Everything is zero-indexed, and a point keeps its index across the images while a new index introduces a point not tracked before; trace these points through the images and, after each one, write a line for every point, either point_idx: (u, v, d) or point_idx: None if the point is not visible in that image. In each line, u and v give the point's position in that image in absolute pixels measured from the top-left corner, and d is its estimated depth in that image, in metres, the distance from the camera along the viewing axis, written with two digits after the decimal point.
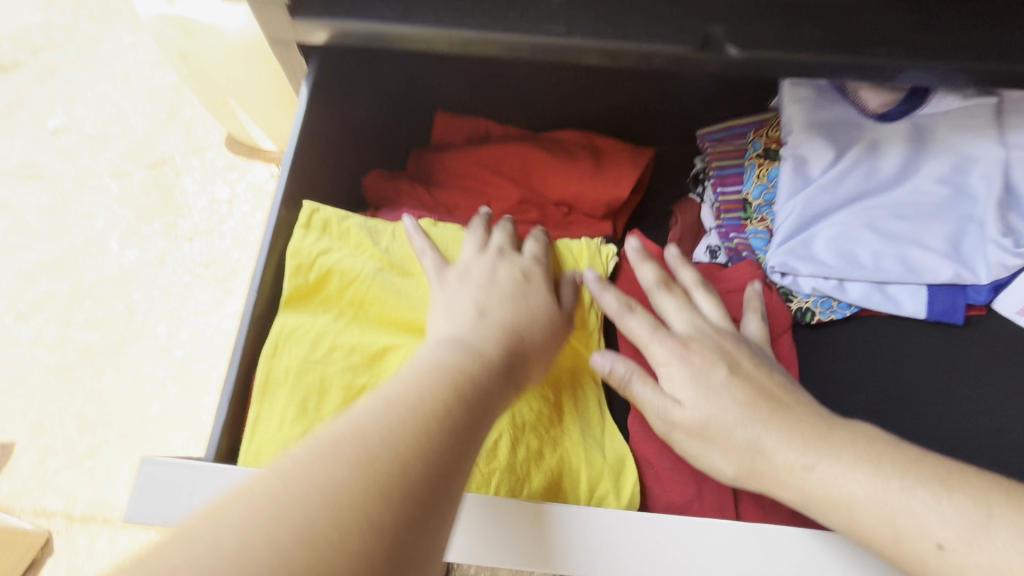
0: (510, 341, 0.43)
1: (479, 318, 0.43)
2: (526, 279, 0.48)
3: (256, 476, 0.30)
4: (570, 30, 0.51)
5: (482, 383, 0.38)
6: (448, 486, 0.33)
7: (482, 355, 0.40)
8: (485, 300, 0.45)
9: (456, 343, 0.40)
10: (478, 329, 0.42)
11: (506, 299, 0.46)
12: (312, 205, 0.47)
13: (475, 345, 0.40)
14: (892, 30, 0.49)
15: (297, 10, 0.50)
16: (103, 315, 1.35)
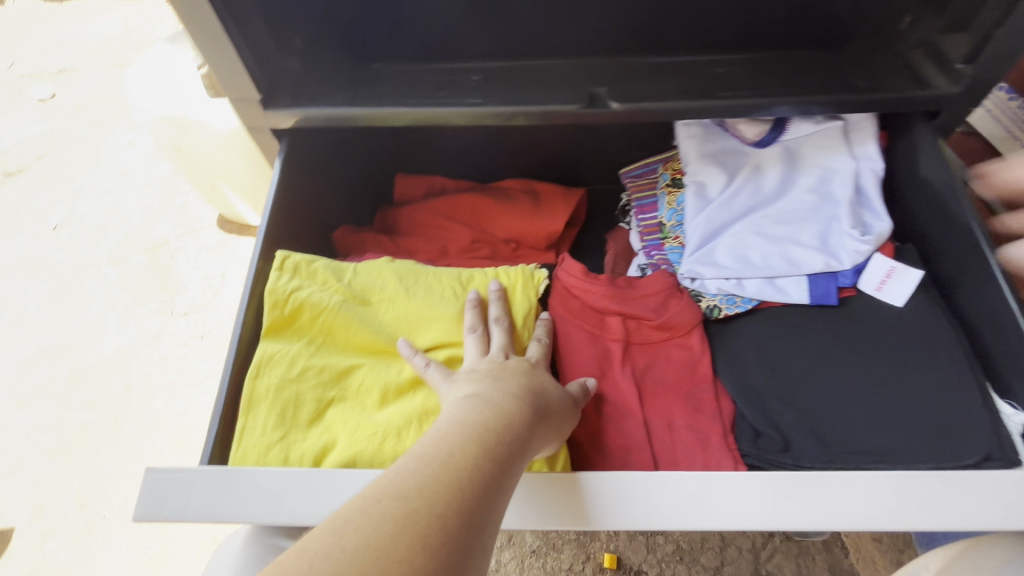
0: (529, 400, 0.47)
1: (497, 383, 0.49)
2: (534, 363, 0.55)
3: (312, 532, 0.34)
4: (485, 100, 0.63)
5: (508, 436, 0.42)
6: (482, 537, 0.36)
7: (503, 406, 0.45)
8: (501, 372, 0.51)
9: (480, 400, 0.46)
10: (502, 389, 0.47)
11: (521, 368, 0.52)
12: (284, 253, 0.58)
13: (498, 401, 0.45)
14: (737, 79, 0.63)
15: (267, 103, 0.63)
16: (103, 393, 1.42)
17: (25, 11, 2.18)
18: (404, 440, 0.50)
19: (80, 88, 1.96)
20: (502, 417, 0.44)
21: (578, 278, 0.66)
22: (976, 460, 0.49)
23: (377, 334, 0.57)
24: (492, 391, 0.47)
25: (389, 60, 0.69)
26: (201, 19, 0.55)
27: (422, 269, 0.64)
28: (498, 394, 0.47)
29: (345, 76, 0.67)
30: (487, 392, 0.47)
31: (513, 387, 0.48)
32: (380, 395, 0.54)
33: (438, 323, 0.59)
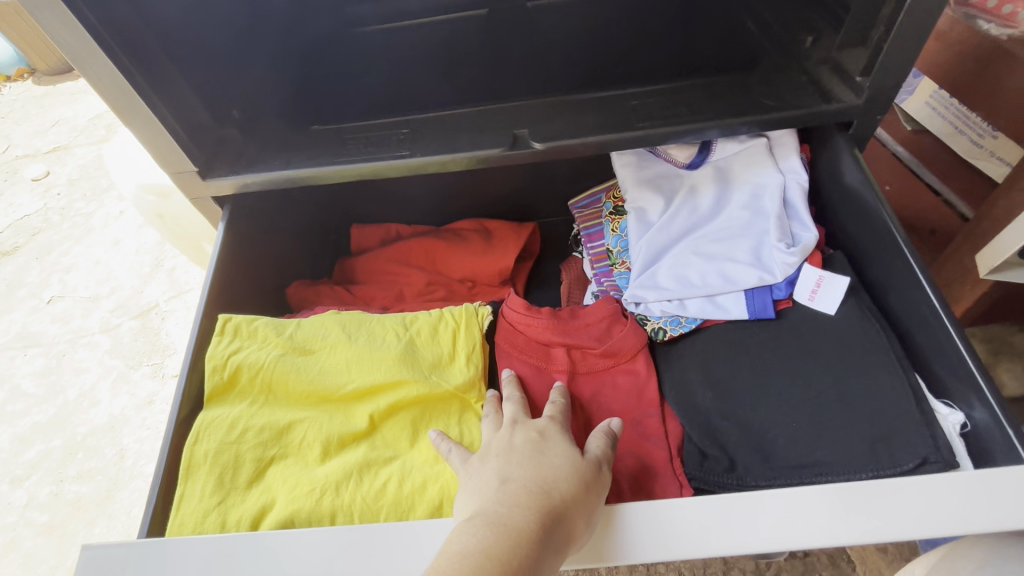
0: (542, 501, 0.42)
1: (503, 489, 0.43)
2: (542, 435, 0.50)
3: None
4: (414, 151, 0.66)
5: (516, 564, 0.38)
6: None
7: (511, 527, 0.40)
8: (507, 467, 0.46)
9: (484, 520, 0.41)
10: (510, 499, 0.42)
11: (529, 454, 0.47)
12: (225, 317, 0.60)
13: (505, 518, 0.41)
14: (650, 109, 0.66)
15: (207, 174, 0.66)
16: (95, 464, 1.41)
17: (21, 95, 2.28)
18: (342, 494, 0.50)
19: (71, 164, 2.03)
20: (513, 537, 0.39)
21: (521, 313, 0.67)
22: (913, 465, 0.49)
23: (317, 387, 0.58)
24: (497, 505, 0.42)
25: (327, 121, 0.73)
26: (131, 105, 0.58)
27: (365, 318, 0.65)
28: (507, 503, 0.42)
29: (282, 138, 0.70)
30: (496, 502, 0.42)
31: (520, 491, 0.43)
32: (321, 448, 0.54)
33: (378, 370, 0.59)
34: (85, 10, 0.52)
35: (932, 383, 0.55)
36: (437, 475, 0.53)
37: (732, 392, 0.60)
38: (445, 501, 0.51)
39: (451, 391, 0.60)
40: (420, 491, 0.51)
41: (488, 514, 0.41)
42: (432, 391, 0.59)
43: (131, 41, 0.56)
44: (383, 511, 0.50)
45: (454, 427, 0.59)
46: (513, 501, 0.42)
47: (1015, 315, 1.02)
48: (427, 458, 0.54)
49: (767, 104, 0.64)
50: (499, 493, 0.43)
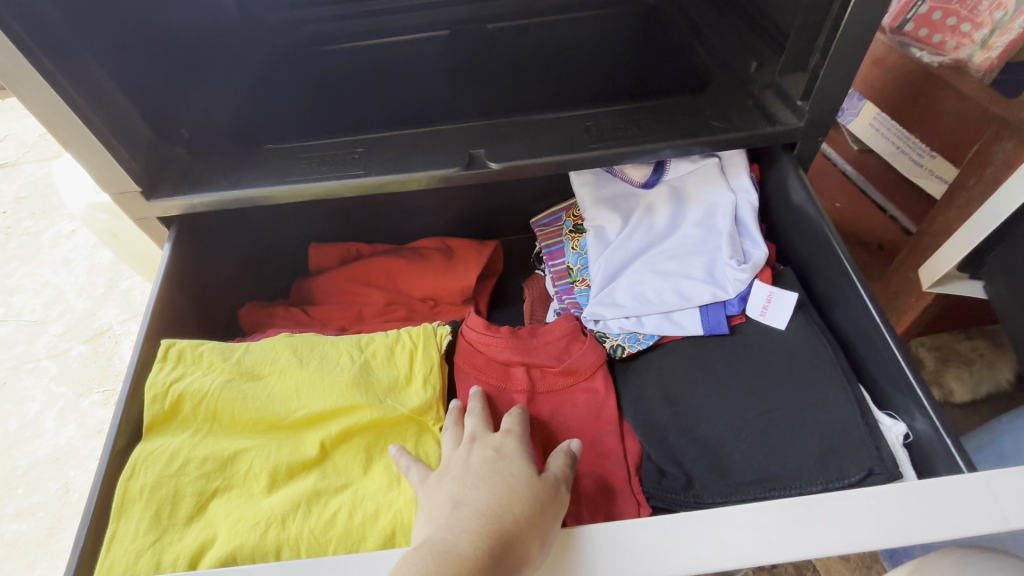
0: (491, 525, 0.41)
1: (454, 513, 0.43)
2: (500, 455, 0.49)
3: None
4: (369, 171, 0.65)
5: None
6: None
7: (457, 554, 0.39)
8: (461, 490, 0.45)
9: (430, 548, 0.39)
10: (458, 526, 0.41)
11: (482, 477, 0.46)
12: (168, 342, 0.58)
13: (452, 545, 0.39)
14: (603, 131, 0.67)
15: (152, 194, 0.63)
16: (38, 500, 1.32)
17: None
18: (288, 527, 0.48)
19: (19, 181, 1.94)
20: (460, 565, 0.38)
21: (480, 332, 0.66)
22: (860, 477, 0.50)
23: (265, 413, 0.55)
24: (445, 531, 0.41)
25: (284, 140, 0.71)
26: (66, 124, 0.55)
27: (319, 340, 0.63)
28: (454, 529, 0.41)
29: (233, 157, 0.68)
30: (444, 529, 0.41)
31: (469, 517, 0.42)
32: (268, 479, 0.52)
33: (330, 394, 0.57)
34: None
35: (876, 395, 0.57)
36: (391, 504, 0.51)
37: (688, 409, 0.60)
38: (397, 530, 0.49)
39: (406, 415, 0.59)
40: (372, 520, 0.49)
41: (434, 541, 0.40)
42: (387, 415, 0.58)
43: (67, 57, 0.54)
44: (332, 543, 0.48)
45: (409, 453, 0.57)
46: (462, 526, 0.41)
47: (959, 325, 1.06)
48: (381, 486, 0.53)
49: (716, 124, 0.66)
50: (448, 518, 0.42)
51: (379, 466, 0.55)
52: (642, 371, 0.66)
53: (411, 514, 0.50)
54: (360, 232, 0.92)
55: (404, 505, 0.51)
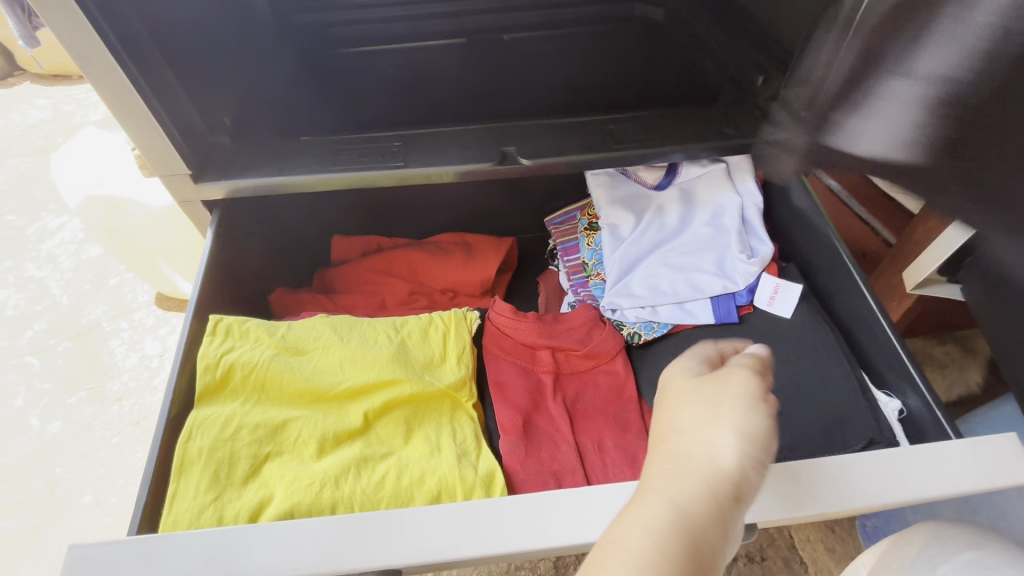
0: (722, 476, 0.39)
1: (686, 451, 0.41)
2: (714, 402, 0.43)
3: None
4: (406, 162, 0.69)
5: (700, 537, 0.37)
6: None
7: (693, 500, 0.38)
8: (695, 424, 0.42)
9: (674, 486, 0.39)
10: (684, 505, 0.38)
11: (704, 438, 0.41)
12: (216, 317, 0.61)
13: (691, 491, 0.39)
14: (625, 133, 0.73)
15: (200, 176, 0.67)
16: (23, 497, 1.29)
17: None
18: (341, 487, 0.51)
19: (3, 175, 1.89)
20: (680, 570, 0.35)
21: (508, 317, 0.70)
22: (863, 445, 0.57)
23: (311, 385, 0.59)
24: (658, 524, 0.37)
25: (316, 132, 0.75)
26: (128, 102, 0.59)
27: (356, 320, 0.67)
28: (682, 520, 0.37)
29: (274, 146, 0.72)
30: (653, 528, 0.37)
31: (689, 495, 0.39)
32: (317, 445, 0.55)
33: (372, 368, 0.61)
34: (94, 11, 0.54)
35: (872, 376, 0.63)
36: (434, 469, 0.55)
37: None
38: (443, 492, 0.53)
39: (443, 390, 0.62)
40: (418, 483, 0.53)
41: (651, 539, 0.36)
42: (426, 389, 0.61)
43: (133, 44, 0.57)
44: (382, 502, 0.51)
45: (446, 426, 0.61)
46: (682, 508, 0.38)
47: (933, 329, 1.15)
48: (422, 454, 0.56)
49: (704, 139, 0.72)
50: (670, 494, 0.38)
51: (418, 436, 0.59)
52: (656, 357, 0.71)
53: (453, 478, 0.54)
54: (379, 226, 0.96)
55: (446, 470, 0.54)
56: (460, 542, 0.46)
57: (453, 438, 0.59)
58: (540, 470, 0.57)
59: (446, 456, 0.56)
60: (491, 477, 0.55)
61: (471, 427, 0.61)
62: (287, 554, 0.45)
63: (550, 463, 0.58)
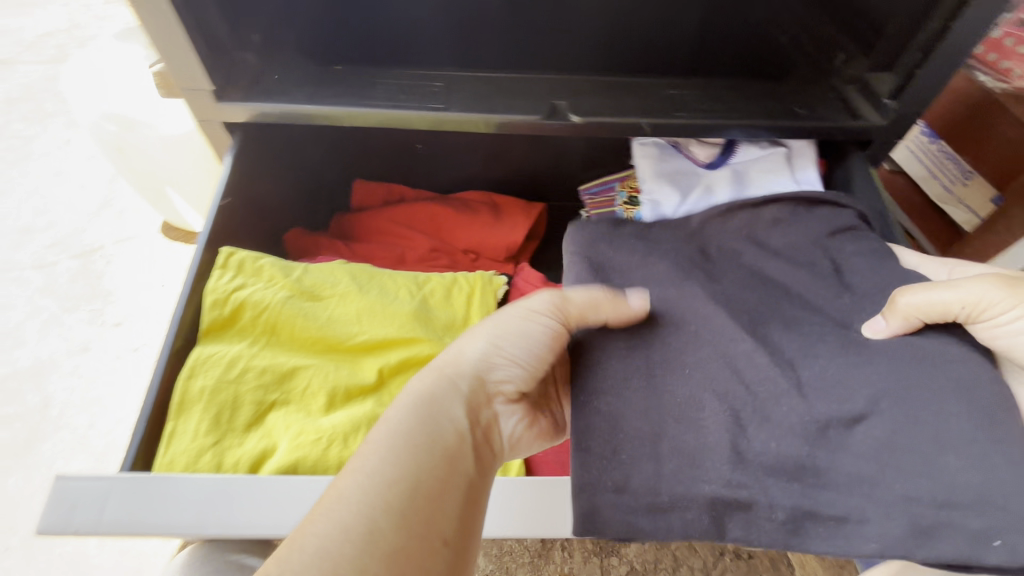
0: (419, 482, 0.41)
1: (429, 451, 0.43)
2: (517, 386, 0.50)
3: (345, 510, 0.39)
4: (448, 106, 0.63)
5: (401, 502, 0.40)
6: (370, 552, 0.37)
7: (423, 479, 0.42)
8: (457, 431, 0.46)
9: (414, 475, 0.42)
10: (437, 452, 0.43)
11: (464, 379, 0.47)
12: (228, 249, 0.56)
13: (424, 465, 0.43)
14: (688, 101, 0.66)
15: (221, 96, 0.61)
16: (15, 411, 1.28)
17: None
18: (351, 446, 0.48)
19: (12, 84, 1.81)
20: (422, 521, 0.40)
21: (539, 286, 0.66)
22: None
23: (325, 333, 0.55)
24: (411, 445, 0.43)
25: (350, 62, 0.68)
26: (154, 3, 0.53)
27: (376, 270, 0.62)
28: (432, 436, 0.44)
29: (304, 71, 0.65)
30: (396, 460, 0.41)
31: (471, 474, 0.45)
32: (328, 397, 0.51)
33: (390, 323, 0.57)
34: None
35: None
36: None
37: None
38: None
39: None
40: None
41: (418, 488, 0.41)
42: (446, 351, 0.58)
43: None
44: None
45: None
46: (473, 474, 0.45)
47: None
48: None
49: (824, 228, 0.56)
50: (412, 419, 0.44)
51: None
52: None
53: None
54: (405, 175, 0.90)
55: None
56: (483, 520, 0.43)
57: None
58: None
59: None
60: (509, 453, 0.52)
61: None
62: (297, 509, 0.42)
63: None
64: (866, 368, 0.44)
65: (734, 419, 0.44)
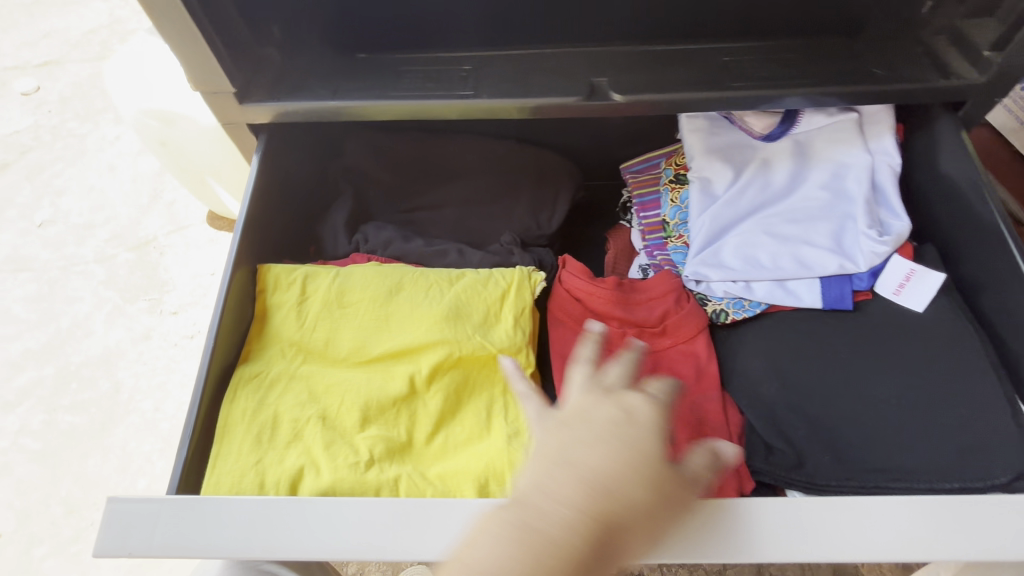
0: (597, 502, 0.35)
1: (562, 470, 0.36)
2: (630, 420, 0.39)
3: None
4: (477, 92, 0.59)
5: (574, 551, 0.34)
6: None
7: (549, 541, 0.34)
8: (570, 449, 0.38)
9: (513, 518, 0.35)
10: (626, 450, 0.37)
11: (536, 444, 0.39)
12: (266, 266, 0.58)
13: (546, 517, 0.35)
14: (744, 70, 0.59)
15: (244, 97, 0.58)
16: (90, 395, 1.26)
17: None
18: (386, 469, 0.48)
19: (65, 80, 1.76)
20: (562, 550, 0.34)
21: (585, 282, 0.62)
22: (1006, 480, 0.46)
23: (360, 346, 0.54)
24: (592, 445, 0.37)
25: (376, 49, 0.65)
26: (164, 4, 0.50)
27: (408, 270, 0.59)
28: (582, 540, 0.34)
29: (328, 67, 0.63)
30: (531, 561, 0.34)
31: (612, 439, 0.38)
32: (362, 413, 0.50)
33: (420, 329, 0.55)
34: None
35: None
36: (483, 455, 0.50)
37: (799, 404, 0.55)
38: (491, 480, 0.48)
39: (494, 358, 0.55)
40: (465, 469, 0.49)
41: (569, 455, 0.37)
42: (473, 353, 0.54)
43: None
44: (430, 487, 0.48)
45: (497, 396, 0.54)
46: (595, 439, 0.38)
47: None
48: (471, 436, 0.52)
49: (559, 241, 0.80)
50: (502, 555, 0.34)
51: (469, 409, 0.53)
52: (757, 333, 0.62)
53: (501, 464, 0.49)
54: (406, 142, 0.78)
55: (494, 456, 0.49)
56: None
57: (506, 413, 0.53)
58: None
59: (495, 437, 0.51)
60: None
61: None
62: (312, 533, 0.40)
63: None
64: (534, 251, 0.72)
65: (452, 248, 0.69)
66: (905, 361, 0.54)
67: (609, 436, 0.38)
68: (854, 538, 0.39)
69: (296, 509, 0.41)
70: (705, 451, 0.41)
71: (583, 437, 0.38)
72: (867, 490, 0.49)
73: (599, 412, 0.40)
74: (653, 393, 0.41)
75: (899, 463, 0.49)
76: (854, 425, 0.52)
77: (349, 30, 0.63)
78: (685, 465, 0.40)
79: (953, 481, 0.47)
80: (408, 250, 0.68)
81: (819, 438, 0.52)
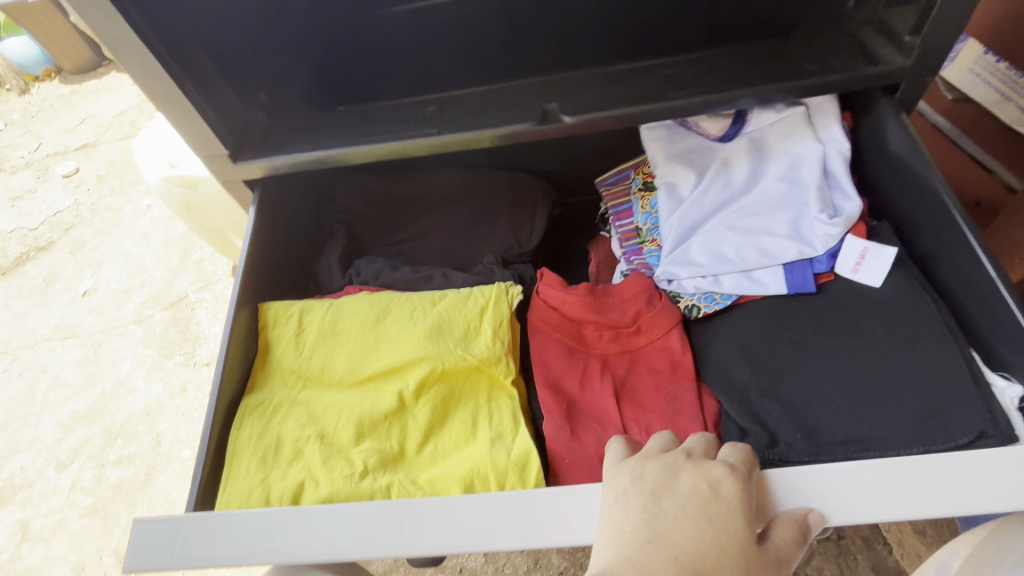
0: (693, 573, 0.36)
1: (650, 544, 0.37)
2: (715, 495, 0.39)
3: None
4: (440, 129, 0.65)
5: None
6: None
7: None
8: (657, 519, 0.38)
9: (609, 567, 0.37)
10: (713, 529, 0.38)
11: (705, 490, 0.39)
12: (266, 305, 0.64)
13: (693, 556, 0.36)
14: (683, 81, 0.63)
15: (238, 156, 0.66)
16: (134, 449, 1.33)
17: (26, 99, 2.19)
18: (378, 478, 0.52)
19: (101, 160, 1.94)
20: None
21: (559, 291, 0.66)
22: (968, 440, 0.48)
23: (352, 369, 0.59)
24: (684, 522, 0.38)
25: (352, 100, 0.71)
26: (163, 89, 0.58)
27: (394, 296, 0.64)
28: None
29: (310, 122, 0.70)
30: None
31: (699, 516, 0.38)
32: (355, 428, 0.55)
33: (405, 348, 0.60)
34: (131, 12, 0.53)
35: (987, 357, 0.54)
36: (468, 458, 0.53)
37: (771, 387, 0.57)
38: (476, 480, 0.52)
39: (476, 368, 0.59)
40: (451, 472, 0.52)
41: (657, 529, 0.38)
42: (456, 365, 0.58)
43: (170, 38, 0.57)
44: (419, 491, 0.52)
45: (482, 404, 0.58)
46: (685, 516, 0.38)
47: None
48: (458, 442, 0.55)
49: (541, 256, 0.85)
50: None
51: (456, 418, 0.57)
52: (730, 325, 0.65)
53: (484, 465, 0.53)
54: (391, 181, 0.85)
55: (477, 458, 0.53)
56: (499, 533, 0.43)
57: (490, 419, 0.57)
58: (587, 456, 0.55)
59: (479, 441, 0.55)
60: (526, 460, 0.53)
61: (509, 408, 0.58)
62: (313, 537, 0.45)
63: (596, 448, 0.56)
64: (514, 269, 0.77)
65: (438, 272, 0.75)
66: (868, 335, 0.56)
67: (696, 512, 0.38)
68: (804, 502, 0.41)
69: (295, 517, 0.46)
70: (791, 524, 0.40)
71: (663, 508, 0.39)
72: (840, 460, 0.51)
73: (676, 484, 0.41)
74: (705, 465, 0.42)
75: (866, 434, 0.51)
76: (824, 403, 0.54)
77: (327, 88, 0.71)
78: (772, 540, 0.39)
79: (920, 445, 0.49)
80: (397, 278, 0.74)
81: (790, 417, 0.54)
